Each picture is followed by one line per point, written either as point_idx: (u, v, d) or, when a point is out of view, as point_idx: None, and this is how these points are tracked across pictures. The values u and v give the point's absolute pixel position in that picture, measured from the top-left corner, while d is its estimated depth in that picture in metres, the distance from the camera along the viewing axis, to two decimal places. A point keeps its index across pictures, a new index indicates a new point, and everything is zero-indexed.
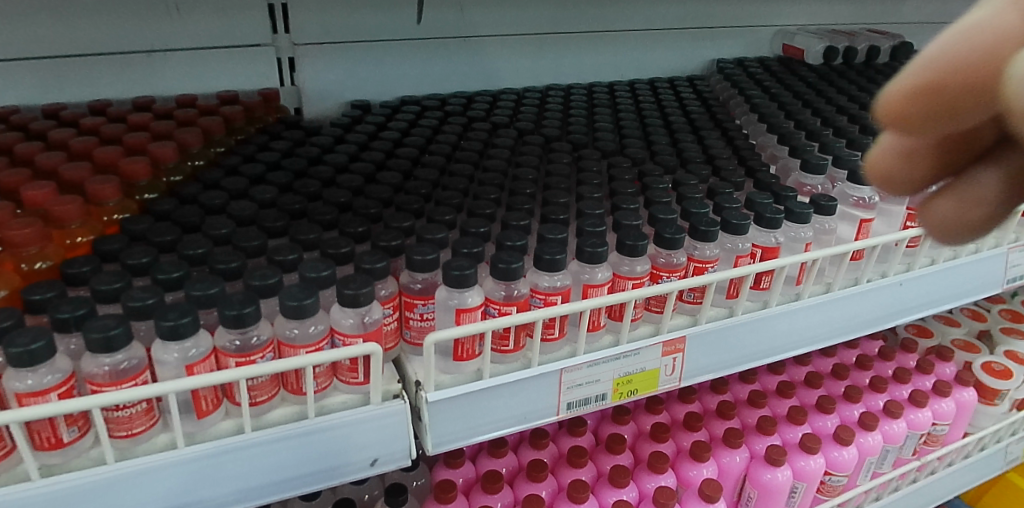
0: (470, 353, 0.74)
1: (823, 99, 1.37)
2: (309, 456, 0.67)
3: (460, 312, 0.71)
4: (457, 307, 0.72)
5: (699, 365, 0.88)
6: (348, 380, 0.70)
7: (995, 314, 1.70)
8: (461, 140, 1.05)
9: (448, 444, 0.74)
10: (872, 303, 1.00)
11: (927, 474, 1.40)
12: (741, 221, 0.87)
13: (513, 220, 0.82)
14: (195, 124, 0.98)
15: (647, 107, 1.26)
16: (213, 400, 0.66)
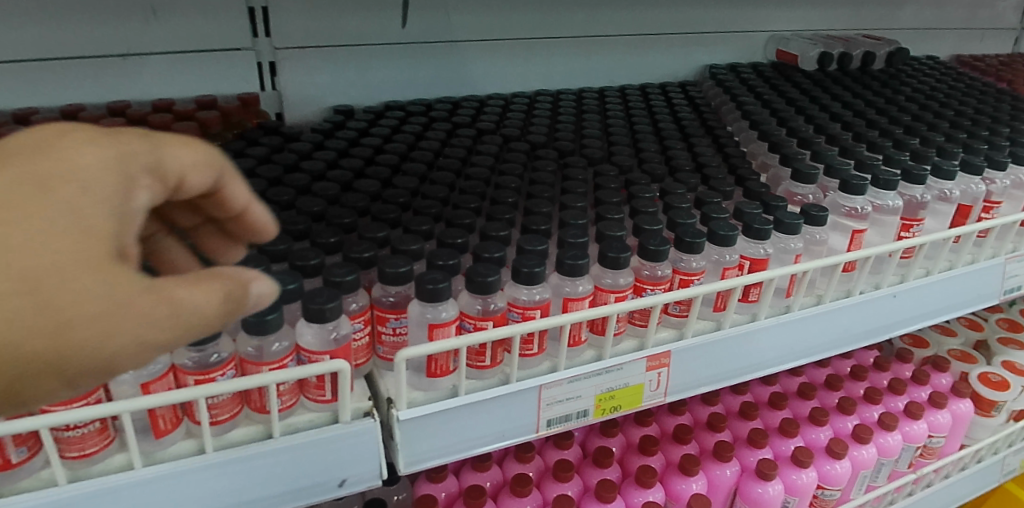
0: (444, 369, 0.72)
1: (818, 106, 1.35)
2: (273, 478, 0.65)
3: (433, 329, 0.69)
4: (430, 322, 0.70)
5: (685, 381, 0.85)
6: (316, 398, 0.69)
7: (993, 324, 1.68)
8: (444, 146, 1.02)
9: (421, 464, 0.72)
10: (865, 315, 0.98)
11: (923, 487, 1.37)
12: (728, 233, 0.85)
13: (492, 231, 0.79)
14: (169, 130, 0.95)
15: (637, 112, 1.24)
16: (172, 419, 0.64)
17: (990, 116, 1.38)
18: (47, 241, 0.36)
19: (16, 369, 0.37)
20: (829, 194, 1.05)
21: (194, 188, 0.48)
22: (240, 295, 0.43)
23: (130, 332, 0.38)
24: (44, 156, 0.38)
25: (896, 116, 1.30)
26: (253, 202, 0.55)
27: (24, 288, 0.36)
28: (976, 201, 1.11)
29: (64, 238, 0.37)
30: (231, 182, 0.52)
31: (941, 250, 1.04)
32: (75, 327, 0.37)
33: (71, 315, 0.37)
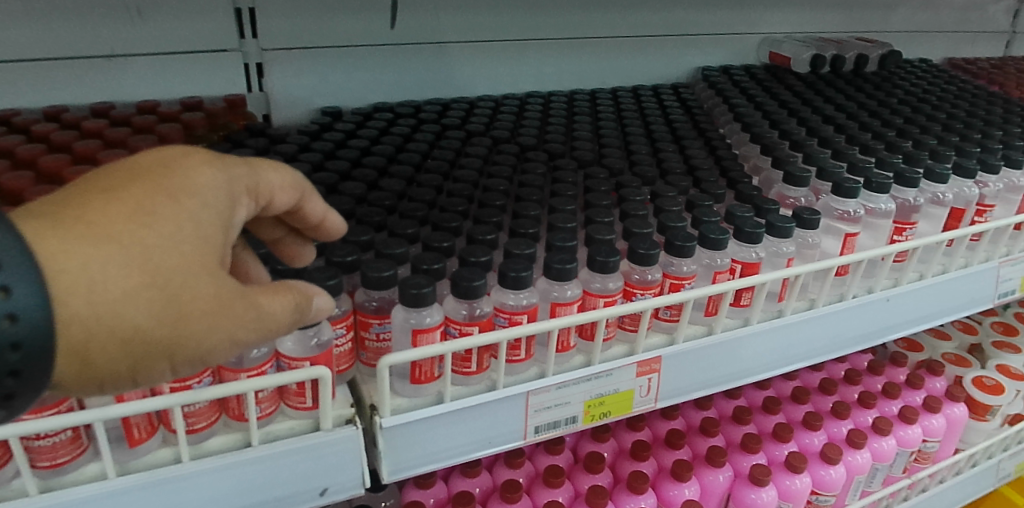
0: (430, 376, 0.70)
1: (810, 108, 1.34)
2: (253, 487, 0.63)
3: (416, 335, 0.68)
4: (414, 328, 0.69)
5: (676, 386, 0.84)
6: (296, 406, 0.67)
7: (987, 327, 1.67)
8: (432, 149, 1.01)
9: (405, 472, 0.70)
10: (859, 319, 0.97)
11: (918, 492, 1.36)
12: (719, 236, 0.84)
13: (479, 235, 0.78)
14: (152, 132, 0.94)
15: (628, 115, 1.22)
16: (147, 427, 0.63)
17: (983, 120, 1.38)
18: (180, 246, 0.44)
19: (142, 351, 0.43)
20: (821, 197, 1.04)
21: (277, 203, 0.56)
22: (308, 307, 0.53)
23: (231, 326, 0.46)
24: (170, 176, 0.46)
25: (889, 119, 1.30)
26: (326, 210, 0.62)
27: (162, 284, 0.42)
28: (969, 205, 1.10)
29: (192, 242, 0.44)
30: (307, 195, 0.59)
31: (935, 253, 1.03)
32: (194, 319, 0.44)
33: (193, 308, 0.44)
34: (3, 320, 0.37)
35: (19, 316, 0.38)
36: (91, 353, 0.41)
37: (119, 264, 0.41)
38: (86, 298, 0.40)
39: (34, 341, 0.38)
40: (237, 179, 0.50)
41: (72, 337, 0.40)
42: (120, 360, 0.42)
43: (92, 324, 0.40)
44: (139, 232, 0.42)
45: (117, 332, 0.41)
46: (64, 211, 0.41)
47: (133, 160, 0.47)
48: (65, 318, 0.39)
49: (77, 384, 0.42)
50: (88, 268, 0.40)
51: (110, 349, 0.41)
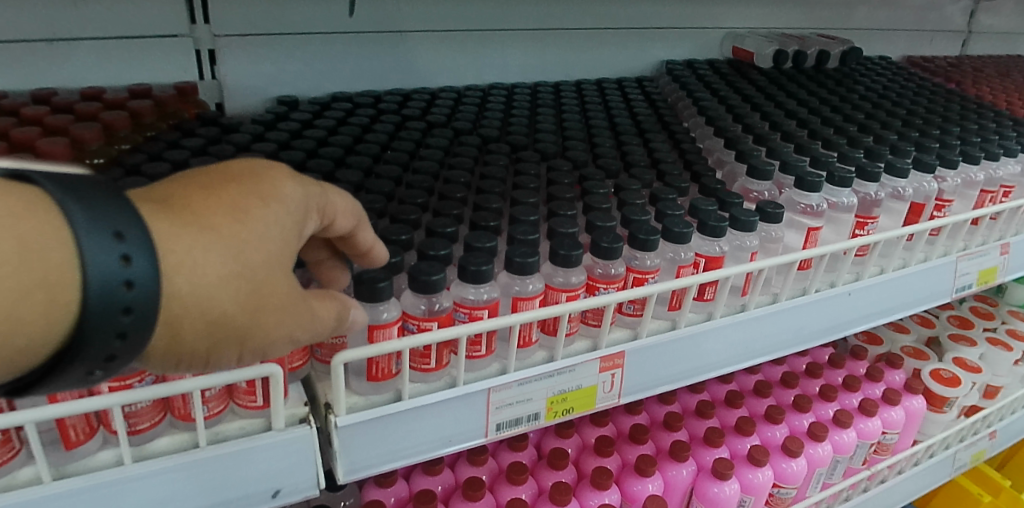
0: (385, 372, 0.68)
1: (773, 102, 1.35)
2: (199, 490, 0.61)
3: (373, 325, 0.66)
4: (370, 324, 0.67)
5: (639, 382, 0.83)
6: (246, 404, 0.65)
7: (943, 321, 1.71)
8: (392, 140, 0.98)
9: (362, 472, 0.68)
10: (821, 313, 0.97)
11: (878, 483, 1.38)
12: (683, 229, 0.83)
13: (439, 227, 0.76)
14: (96, 119, 0.89)
15: (591, 107, 1.21)
16: (85, 429, 0.60)
17: (941, 117, 1.40)
18: (266, 246, 0.48)
19: (224, 334, 0.47)
20: (784, 191, 1.04)
21: (335, 223, 0.59)
22: (346, 319, 0.58)
23: (290, 323, 0.51)
24: (259, 183, 0.51)
25: (850, 114, 1.31)
26: (375, 242, 0.64)
27: (250, 276, 0.47)
28: (928, 199, 1.11)
29: (275, 245, 0.49)
30: (362, 225, 0.62)
31: (895, 248, 1.04)
32: (268, 312, 0.49)
33: (268, 302, 0.49)
34: (119, 286, 0.40)
35: (134, 285, 0.41)
36: (181, 329, 0.45)
37: (218, 254, 0.45)
38: (189, 280, 0.44)
39: (141, 307, 0.41)
40: (312, 197, 0.54)
41: (170, 313, 0.44)
42: (203, 340, 0.46)
43: (190, 304, 0.44)
44: (236, 228, 0.47)
45: (210, 314, 0.45)
46: (173, 203, 0.46)
47: (225, 167, 0.52)
48: (170, 294, 0.43)
49: (162, 357, 0.46)
50: (196, 254, 0.44)
51: (199, 330, 0.46)
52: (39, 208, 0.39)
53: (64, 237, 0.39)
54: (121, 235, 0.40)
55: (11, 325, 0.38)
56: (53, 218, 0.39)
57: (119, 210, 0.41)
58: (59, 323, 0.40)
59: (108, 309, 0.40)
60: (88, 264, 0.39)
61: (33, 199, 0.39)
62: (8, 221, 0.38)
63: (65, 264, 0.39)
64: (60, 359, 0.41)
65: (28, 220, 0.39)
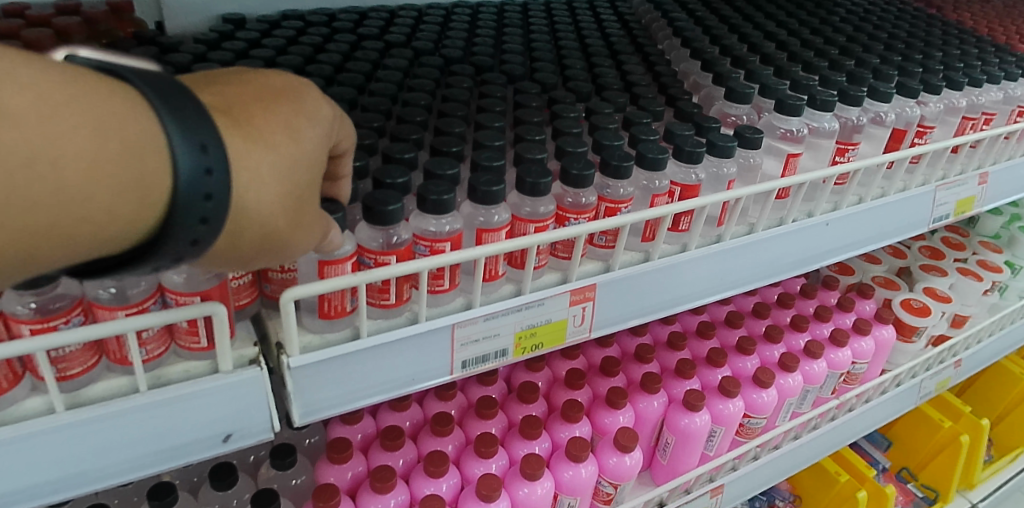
0: (343, 309, 0.65)
1: (752, 24, 1.28)
2: (146, 436, 0.57)
3: (330, 261, 0.61)
4: (321, 259, 0.62)
5: (611, 314, 0.80)
6: (189, 345, 0.61)
7: (915, 251, 1.70)
8: (346, 61, 0.91)
9: (320, 413, 0.65)
10: (798, 243, 0.94)
11: (847, 411, 1.39)
12: (658, 156, 0.78)
13: (397, 152, 0.70)
14: (17, 38, 0.81)
15: (561, 28, 1.14)
16: (9, 375, 0.55)
17: (924, 41, 1.35)
18: (311, 164, 0.49)
19: (271, 246, 0.48)
20: (763, 115, 1.00)
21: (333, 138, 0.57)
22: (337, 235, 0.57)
23: (317, 234, 0.52)
24: (301, 101, 0.50)
25: (831, 37, 1.25)
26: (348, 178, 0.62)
27: (300, 194, 0.48)
28: (909, 125, 1.07)
29: (317, 164, 0.50)
30: (349, 152, 0.59)
31: (874, 176, 1.01)
32: (306, 225, 0.50)
33: (307, 217, 0.50)
34: (200, 198, 0.42)
35: (212, 198, 0.42)
36: (238, 238, 0.46)
37: (278, 172, 0.46)
38: (256, 194, 0.45)
39: (217, 219, 0.43)
40: (338, 120, 0.54)
41: (233, 223, 0.45)
42: (253, 249, 0.48)
43: (252, 217, 0.46)
44: (292, 147, 0.47)
45: (269, 228, 0.47)
46: (235, 113, 0.46)
47: (264, 77, 0.51)
48: (236, 207, 0.45)
49: (213, 260, 0.47)
50: (264, 172, 0.45)
51: (253, 240, 0.47)
52: (137, 112, 0.40)
53: (157, 143, 0.40)
54: (206, 150, 0.41)
55: (101, 222, 0.39)
56: (148, 123, 0.40)
57: (205, 124, 0.42)
58: (144, 224, 0.41)
59: (187, 219, 0.42)
60: (178, 173, 0.41)
61: (131, 102, 0.40)
62: (111, 122, 0.39)
63: (159, 172, 0.41)
64: (132, 255, 0.43)
65: (127, 124, 0.40)
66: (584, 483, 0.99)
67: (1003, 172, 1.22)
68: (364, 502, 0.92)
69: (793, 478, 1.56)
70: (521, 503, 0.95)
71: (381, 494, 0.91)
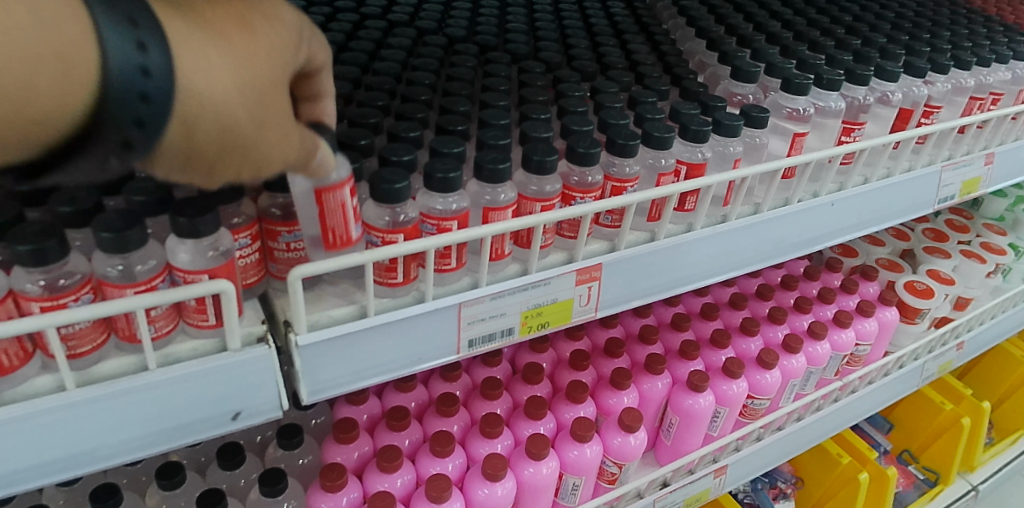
0: (349, 241, 0.62)
1: (758, 3, 1.27)
2: (155, 414, 0.58)
3: (328, 186, 0.58)
4: (318, 186, 0.58)
5: (616, 294, 0.80)
6: (198, 323, 0.60)
7: (919, 234, 1.70)
8: (349, 40, 0.91)
9: (327, 392, 0.65)
10: (804, 223, 0.94)
11: (849, 393, 1.40)
12: (664, 135, 0.78)
13: (402, 131, 0.70)
14: None
15: (565, 7, 1.13)
16: (19, 354, 0.54)
17: (931, 20, 1.34)
18: (268, 58, 0.47)
19: (233, 144, 0.45)
20: (769, 94, 1.00)
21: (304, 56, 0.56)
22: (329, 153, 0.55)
23: (289, 143, 0.49)
24: (254, 4, 0.49)
25: (837, 16, 1.24)
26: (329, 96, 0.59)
27: (258, 86, 0.46)
28: (916, 105, 1.06)
29: (276, 62, 0.48)
30: (325, 67, 0.57)
31: (881, 156, 1.01)
32: (273, 125, 0.47)
33: (271, 116, 0.47)
34: (135, 73, 0.39)
35: (150, 74, 0.40)
36: (194, 130, 0.43)
37: (227, 60, 0.44)
38: (205, 77, 0.43)
39: (160, 99, 0.40)
40: (302, 31, 0.53)
41: (185, 110, 0.42)
42: (212, 148, 0.44)
43: (204, 103, 0.43)
44: (241, 38, 0.46)
45: (227, 119, 0.44)
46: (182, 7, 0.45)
47: None
48: (186, 92, 0.42)
49: (172, 162, 0.44)
50: (211, 54, 0.43)
51: (211, 134, 0.44)
52: None
53: (78, 14, 0.38)
54: (135, 23, 0.39)
55: (26, 99, 0.37)
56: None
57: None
58: (77, 104, 0.39)
59: (125, 96, 0.39)
60: (105, 44, 0.38)
61: None
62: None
63: (83, 43, 0.38)
64: (73, 144, 0.40)
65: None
66: (589, 463, 1.00)
67: (1009, 153, 1.21)
68: (371, 481, 0.92)
69: (795, 460, 1.56)
70: (526, 482, 0.96)
71: (388, 473, 0.92)
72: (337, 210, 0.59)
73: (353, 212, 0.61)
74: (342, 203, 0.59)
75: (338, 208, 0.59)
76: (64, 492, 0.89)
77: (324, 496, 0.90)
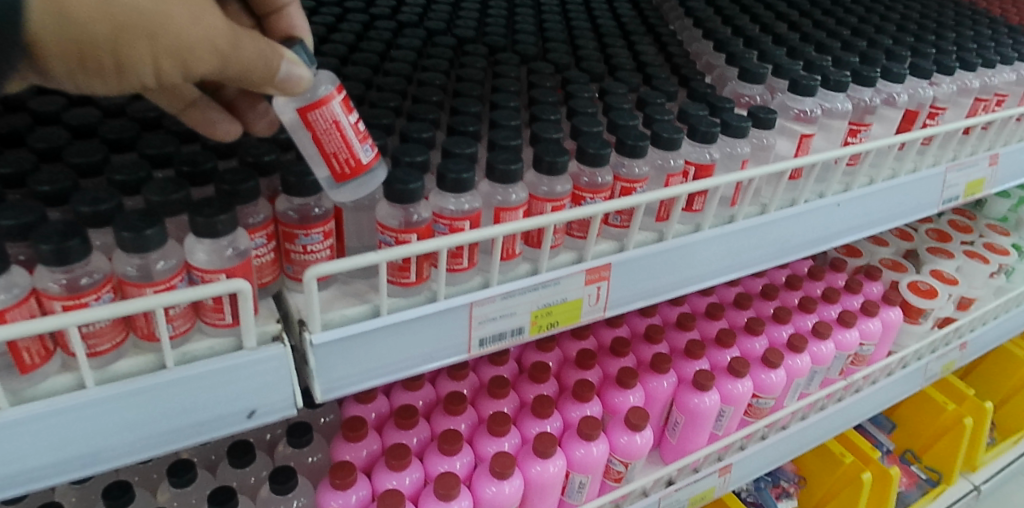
0: (359, 165, 0.61)
1: (764, 4, 1.28)
2: (172, 412, 0.58)
3: (311, 101, 0.58)
4: (303, 109, 0.58)
5: (625, 293, 0.81)
6: (214, 322, 0.61)
7: (923, 234, 1.71)
8: (360, 41, 0.91)
9: (341, 390, 0.66)
10: (810, 223, 0.95)
11: (853, 393, 1.40)
12: (673, 135, 0.78)
13: (414, 132, 0.71)
14: None
15: (572, 7, 1.14)
16: (40, 352, 0.55)
17: (936, 22, 1.34)
18: None
19: (131, 30, 0.46)
20: (776, 95, 1.00)
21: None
22: (295, 61, 0.56)
23: (208, 31, 0.49)
24: None
25: (843, 17, 1.24)
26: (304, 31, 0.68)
27: None
28: (922, 106, 1.07)
29: None
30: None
31: (886, 157, 1.02)
32: (178, 9, 0.47)
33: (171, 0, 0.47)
34: None
35: None
36: (81, 23, 0.44)
37: None
38: None
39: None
40: None
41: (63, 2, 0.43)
42: (105, 29, 0.45)
43: None
44: None
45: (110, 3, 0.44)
46: None
47: None
48: None
49: (81, 63, 0.46)
50: None
51: (101, 23, 0.44)
52: None
53: None
54: None
55: None
56: None
57: None
58: None
59: None
60: None
61: None
62: None
63: None
64: None
65: None
66: (595, 461, 1.01)
67: (1014, 153, 1.21)
68: (379, 479, 0.93)
69: (798, 459, 1.57)
70: (533, 480, 0.96)
71: (396, 471, 0.93)
72: (330, 126, 0.58)
73: (351, 130, 0.60)
74: (334, 119, 0.58)
75: (331, 126, 0.59)
76: (76, 489, 0.90)
77: (333, 494, 0.90)
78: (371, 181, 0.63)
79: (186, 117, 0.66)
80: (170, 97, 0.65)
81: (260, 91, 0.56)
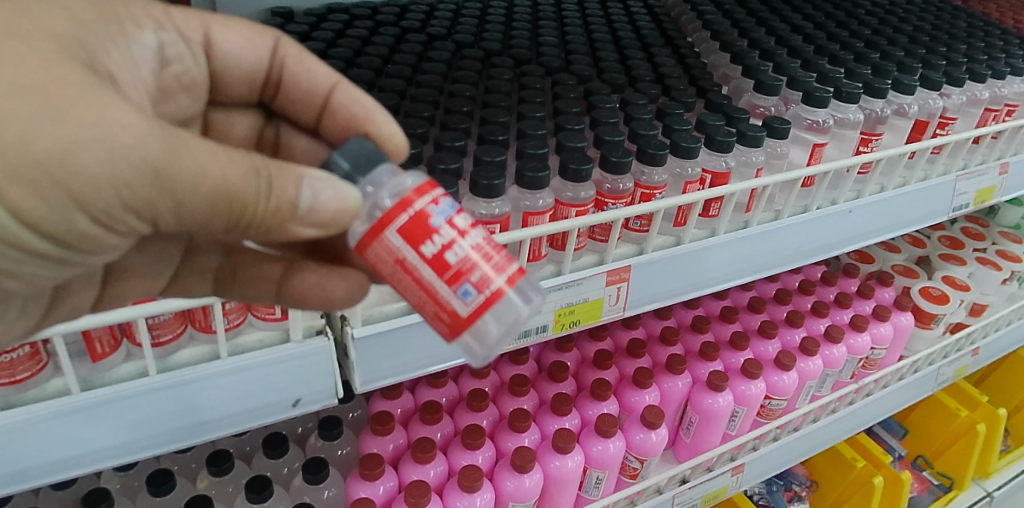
0: (453, 317, 0.53)
1: (779, 17, 1.32)
2: (227, 398, 0.63)
3: (362, 241, 0.53)
4: (363, 253, 0.54)
5: (643, 295, 0.85)
6: (265, 316, 0.68)
7: (935, 241, 1.74)
8: (392, 53, 0.96)
9: (377, 382, 0.70)
10: (822, 229, 0.98)
11: (863, 397, 1.44)
12: (691, 145, 0.82)
13: (447, 141, 0.75)
14: None
15: (593, 21, 1.19)
16: (109, 342, 0.62)
17: (948, 34, 1.38)
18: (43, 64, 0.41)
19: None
20: (790, 106, 1.04)
21: (308, 99, 0.67)
22: (303, 186, 0.48)
23: (105, 152, 0.41)
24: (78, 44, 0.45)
25: (856, 30, 1.28)
26: (375, 109, 0.65)
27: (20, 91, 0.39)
28: (932, 116, 1.10)
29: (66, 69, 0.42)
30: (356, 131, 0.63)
31: (897, 166, 1.05)
32: (53, 127, 0.40)
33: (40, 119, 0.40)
34: None
35: None
36: None
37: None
38: None
39: None
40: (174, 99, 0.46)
41: None
42: None
43: None
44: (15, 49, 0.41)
45: None
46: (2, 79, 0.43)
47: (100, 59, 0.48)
48: None
49: None
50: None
51: None
52: None
53: None
54: None
55: None
56: None
57: None
58: None
59: None
60: None
61: None
62: None
63: None
64: None
65: None
66: (612, 457, 1.04)
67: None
68: (406, 471, 0.97)
69: (810, 463, 1.60)
70: (552, 475, 1.00)
71: (421, 464, 0.97)
72: (395, 269, 0.53)
73: (427, 272, 0.52)
74: (397, 258, 0.52)
75: (398, 269, 0.53)
76: (120, 476, 0.95)
77: (362, 484, 0.95)
78: (489, 332, 0.53)
79: (289, 298, 0.63)
80: (260, 282, 0.63)
81: (239, 222, 0.47)
